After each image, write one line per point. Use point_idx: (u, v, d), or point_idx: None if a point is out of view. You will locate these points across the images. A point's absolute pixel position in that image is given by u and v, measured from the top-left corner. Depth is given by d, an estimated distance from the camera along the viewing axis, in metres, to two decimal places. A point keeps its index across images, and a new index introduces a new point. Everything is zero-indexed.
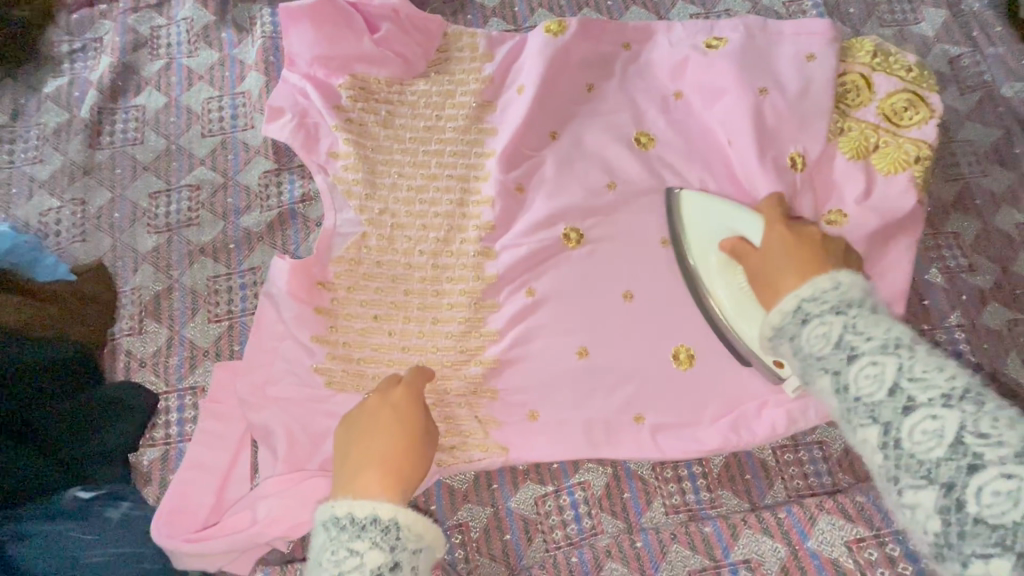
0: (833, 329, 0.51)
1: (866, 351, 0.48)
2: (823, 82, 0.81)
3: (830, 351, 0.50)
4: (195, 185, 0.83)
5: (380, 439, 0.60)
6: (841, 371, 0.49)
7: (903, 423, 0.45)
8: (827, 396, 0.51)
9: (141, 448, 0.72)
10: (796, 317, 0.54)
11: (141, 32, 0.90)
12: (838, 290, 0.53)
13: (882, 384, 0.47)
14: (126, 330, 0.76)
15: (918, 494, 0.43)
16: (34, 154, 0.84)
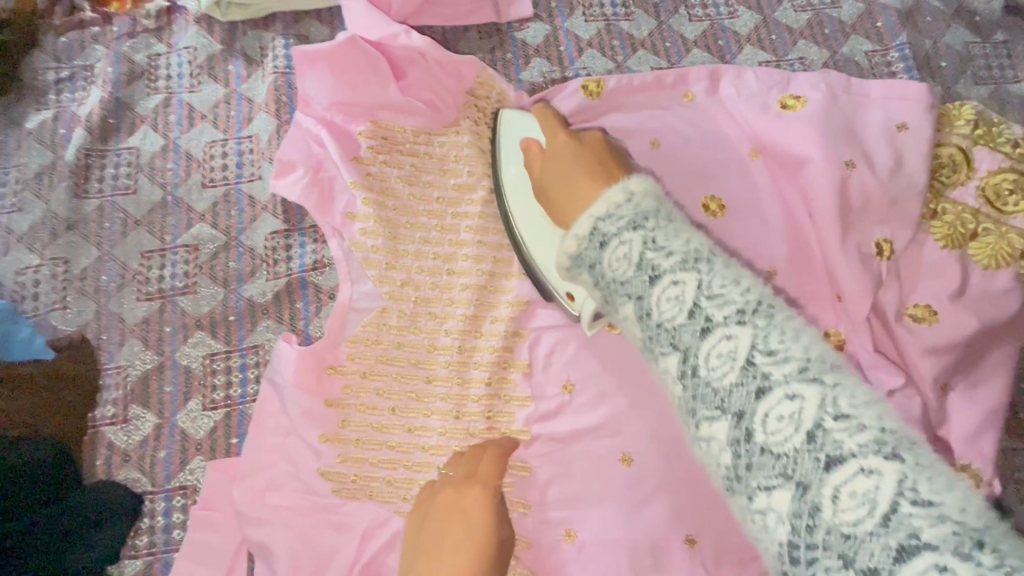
0: (634, 248, 0.35)
1: (666, 268, 0.34)
2: (918, 157, 0.71)
3: (632, 273, 0.35)
4: (194, 245, 0.73)
5: (448, 552, 0.49)
6: (643, 294, 0.34)
7: (701, 345, 0.32)
8: (631, 328, 0.36)
9: (122, 560, 0.63)
10: (593, 240, 0.38)
11: (137, 61, 0.80)
12: (633, 203, 0.38)
13: (682, 304, 0.33)
14: (109, 417, 0.67)
15: (711, 426, 0.31)
16: (12, 201, 0.74)
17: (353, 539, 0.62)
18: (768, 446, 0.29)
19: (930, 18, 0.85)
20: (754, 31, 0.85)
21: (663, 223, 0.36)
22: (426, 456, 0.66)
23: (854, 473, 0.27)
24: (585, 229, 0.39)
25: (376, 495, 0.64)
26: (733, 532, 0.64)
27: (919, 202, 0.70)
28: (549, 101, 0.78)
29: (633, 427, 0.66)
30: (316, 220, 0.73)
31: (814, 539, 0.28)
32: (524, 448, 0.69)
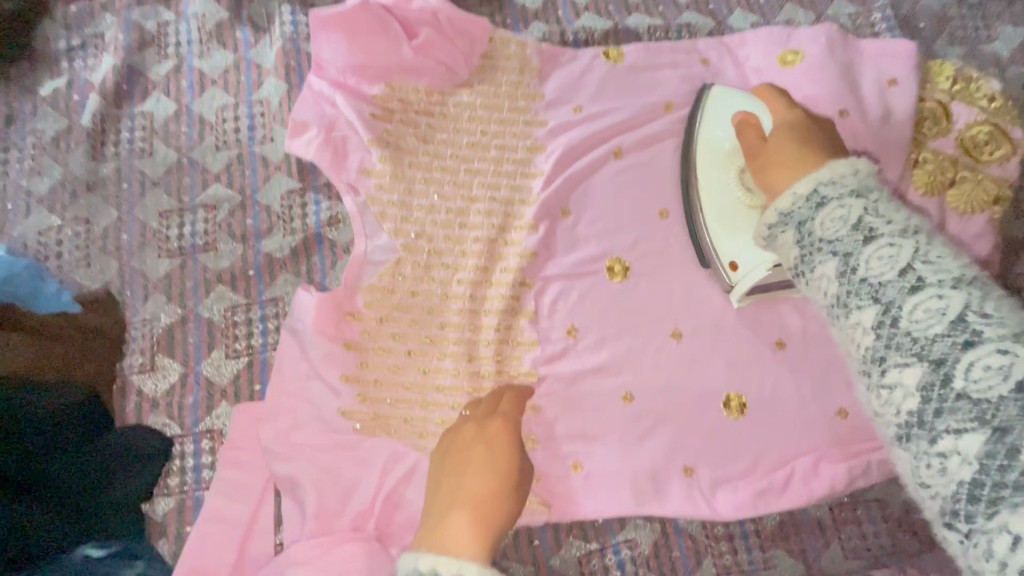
0: (853, 212, 0.39)
1: (885, 232, 0.37)
2: (905, 109, 0.75)
3: (847, 232, 0.38)
4: (211, 205, 0.76)
5: (472, 472, 0.53)
6: (852, 252, 0.38)
7: (904, 298, 0.35)
8: (823, 286, 0.39)
9: (155, 498, 0.67)
10: (810, 201, 0.41)
11: (147, 29, 0.82)
12: (855, 176, 0.41)
13: (894, 263, 0.36)
14: (137, 366, 0.70)
15: (902, 373, 0.34)
16: (31, 164, 0.76)
17: (374, 472, 0.66)
18: (968, 392, 0.31)
19: None
20: None
21: (880, 198, 0.40)
22: (440, 396, 0.70)
23: (992, 351, 0.31)
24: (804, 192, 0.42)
25: (394, 433, 0.68)
26: (728, 459, 0.70)
27: (898, 151, 0.74)
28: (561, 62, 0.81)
29: (638, 364, 0.72)
30: (331, 178, 0.76)
31: (1005, 478, 0.30)
32: (532, 389, 0.72)
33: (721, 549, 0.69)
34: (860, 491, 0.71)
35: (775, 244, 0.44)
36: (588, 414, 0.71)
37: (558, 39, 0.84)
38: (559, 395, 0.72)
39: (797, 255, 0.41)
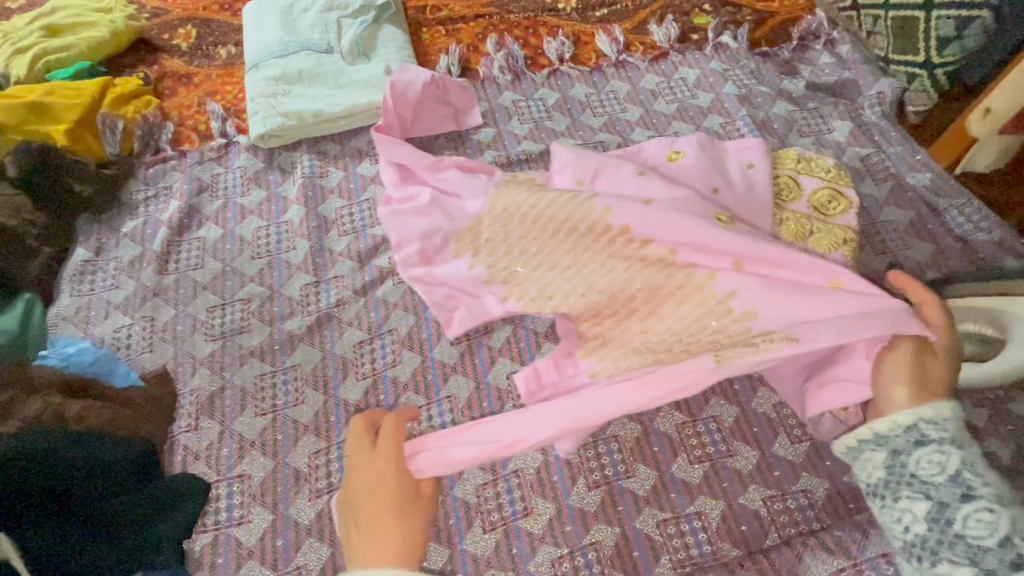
0: (941, 456, 0.60)
1: (973, 484, 0.59)
2: (764, 184, 1.01)
3: (942, 477, 0.60)
4: (247, 299, 0.98)
5: (371, 517, 0.63)
6: (935, 480, 0.60)
7: (958, 507, 0.58)
8: (893, 491, 0.62)
9: (194, 534, 0.81)
10: (911, 434, 0.62)
11: (204, 179, 1.12)
12: (941, 419, 0.62)
13: (944, 471, 0.60)
14: (184, 427, 0.88)
15: (912, 502, 0.61)
16: (111, 282, 1.00)
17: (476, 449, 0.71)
18: None
19: (760, 99, 1.20)
20: (640, 118, 1.20)
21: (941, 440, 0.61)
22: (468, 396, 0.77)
23: None
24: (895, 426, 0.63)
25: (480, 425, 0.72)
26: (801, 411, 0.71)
27: (764, 213, 0.98)
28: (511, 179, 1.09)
29: (671, 336, 0.73)
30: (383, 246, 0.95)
31: None
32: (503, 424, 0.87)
33: (675, 545, 0.80)
34: (788, 484, 0.84)
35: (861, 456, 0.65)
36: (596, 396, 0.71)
37: (505, 161, 1.14)
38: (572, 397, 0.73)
39: (885, 470, 0.63)
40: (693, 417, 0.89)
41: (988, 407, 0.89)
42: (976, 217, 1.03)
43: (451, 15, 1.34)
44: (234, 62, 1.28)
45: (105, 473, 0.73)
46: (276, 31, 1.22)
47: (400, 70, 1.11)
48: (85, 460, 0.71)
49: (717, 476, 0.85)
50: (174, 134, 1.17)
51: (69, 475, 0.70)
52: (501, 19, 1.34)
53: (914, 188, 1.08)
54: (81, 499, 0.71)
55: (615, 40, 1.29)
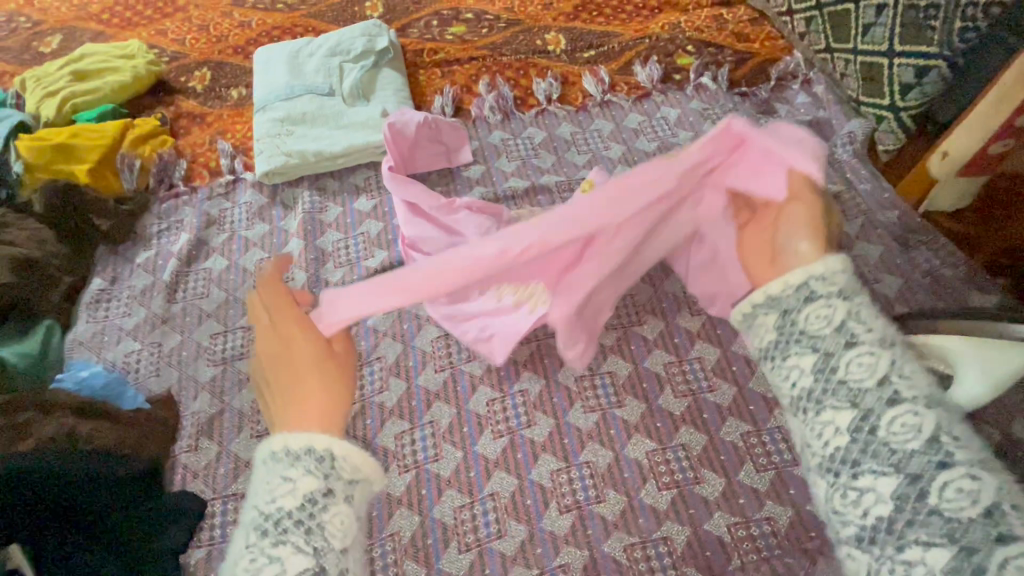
0: (836, 315, 0.56)
1: (865, 340, 0.54)
2: None
3: (831, 334, 0.56)
4: (247, 326, 1.06)
5: (299, 384, 0.59)
6: (837, 353, 0.54)
7: (884, 411, 0.49)
8: (802, 377, 0.55)
9: (191, 549, 0.87)
10: (801, 295, 0.59)
11: (212, 213, 1.20)
12: (837, 280, 0.59)
13: (874, 372, 0.51)
14: (185, 447, 0.94)
15: (836, 412, 0.52)
16: (124, 309, 1.08)
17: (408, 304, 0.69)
18: (941, 507, 0.44)
19: None
20: (622, 155, 1.26)
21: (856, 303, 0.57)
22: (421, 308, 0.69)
23: (963, 475, 0.44)
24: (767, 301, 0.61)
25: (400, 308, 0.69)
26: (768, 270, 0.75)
27: None
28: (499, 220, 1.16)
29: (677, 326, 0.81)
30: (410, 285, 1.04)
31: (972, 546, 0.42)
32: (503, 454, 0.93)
33: (640, 569, 0.84)
34: (751, 512, 0.87)
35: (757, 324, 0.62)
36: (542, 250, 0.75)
37: (492, 198, 1.21)
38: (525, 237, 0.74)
39: (778, 335, 0.59)
40: (663, 445, 0.93)
41: None
42: (943, 253, 1.07)
43: (447, 57, 1.43)
44: (244, 103, 1.38)
45: (115, 488, 0.81)
46: (283, 76, 1.32)
47: (399, 114, 1.20)
48: (98, 477, 0.79)
49: (684, 503, 0.88)
50: (186, 170, 1.26)
51: (81, 491, 0.77)
52: (494, 61, 1.43)
53: (884, 224, 1.12)
54: (90, 514, 0.78)
55: (600, 80, 1.37)
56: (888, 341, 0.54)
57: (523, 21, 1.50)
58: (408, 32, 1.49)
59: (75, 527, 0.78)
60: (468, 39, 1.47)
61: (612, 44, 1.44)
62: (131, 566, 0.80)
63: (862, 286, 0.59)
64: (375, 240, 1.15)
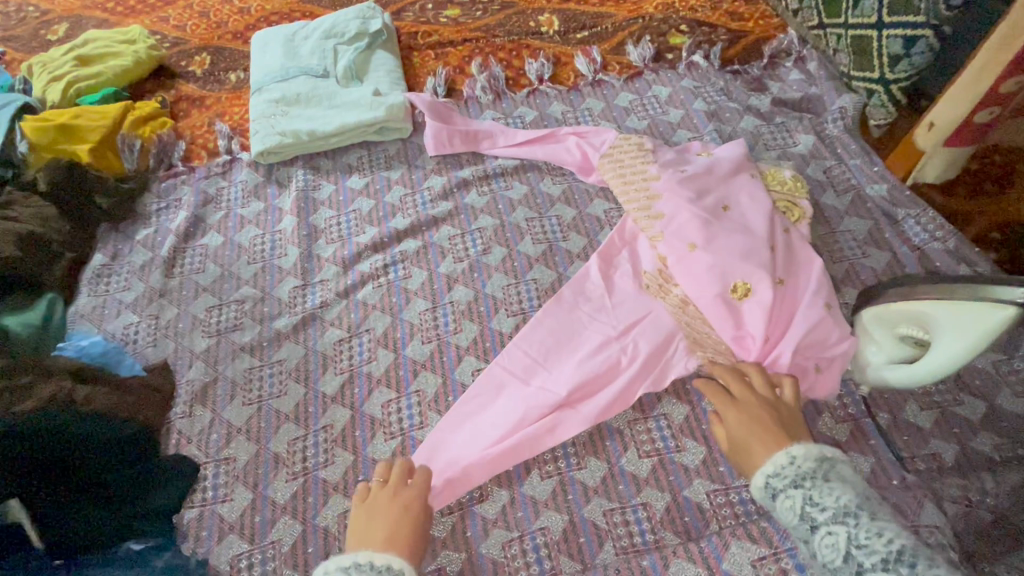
0: (797, 500, 0.70)
1: (823, 522, 0.68)
2: (743, 199, 1.02)
3: (798, 522, 0.70)
4: (241, 300, 1.08)
5: (384, 536, 0.76)
6: (809, 538, 0.69)
7: (815, 539, 0.68)
8: (803, 546, 0.71)
9: (184, 509, 0.90)
10: (769, 490, 0.74)
11: (209, 192, 1.23)
12: (796, 463, 0.73)
13: (795, 513, 0.70)
14: (180, 414, 0.97)
15: (802, 540, 0.71)
16: (124, 284, 1.12)
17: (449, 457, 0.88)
18: None
19: (729, 114, 1.25)
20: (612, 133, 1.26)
21: (817, 485, 0.70)
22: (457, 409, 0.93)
23: None
24: (759, 482, 0.75)
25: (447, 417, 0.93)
26: (751, 313, 0.92)
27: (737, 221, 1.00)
28: (492, 197, 1.18)
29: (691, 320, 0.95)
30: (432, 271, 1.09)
31: None
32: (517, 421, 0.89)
33: (619, 533, 0.85)
34: (730, 479, 0.88)
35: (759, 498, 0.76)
36: (565, 416, 0.89)
37: (482, 174, 1.21)
38: (513, 361, 0.95)
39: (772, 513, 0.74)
40: (645, 414, 0.94)
41: (935, 410, 0.91)
42: (932, 227, 1.06)
43: (441, 40, 1.45)
44: (242, 86, 1.40)
45: (106, 449, 0.83)
46: (278, 58, 1.34)
47: (414, 96, 1.27)
48: (88, 438, 0.81)
49: (664, 470, 0.89)
50: (185, 151, 1.30)
51: (72, 449, 0.80)
52: (487, 42, 1.44)
53: (874, 199, 1.11)
54: (84, 471, 0.81)
55: (592, 60, 1.37)
56: (847, 512, 0.67)
57: (517, 4, 1.51)
58: (403, 16, 1.51)
59: (75, 484, 0.81)
60: (462, 21, 1.48)
61: (606, 24, 1.45)
62: (125, 523, 0.82)
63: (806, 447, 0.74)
64: (366, 217, 1.17)
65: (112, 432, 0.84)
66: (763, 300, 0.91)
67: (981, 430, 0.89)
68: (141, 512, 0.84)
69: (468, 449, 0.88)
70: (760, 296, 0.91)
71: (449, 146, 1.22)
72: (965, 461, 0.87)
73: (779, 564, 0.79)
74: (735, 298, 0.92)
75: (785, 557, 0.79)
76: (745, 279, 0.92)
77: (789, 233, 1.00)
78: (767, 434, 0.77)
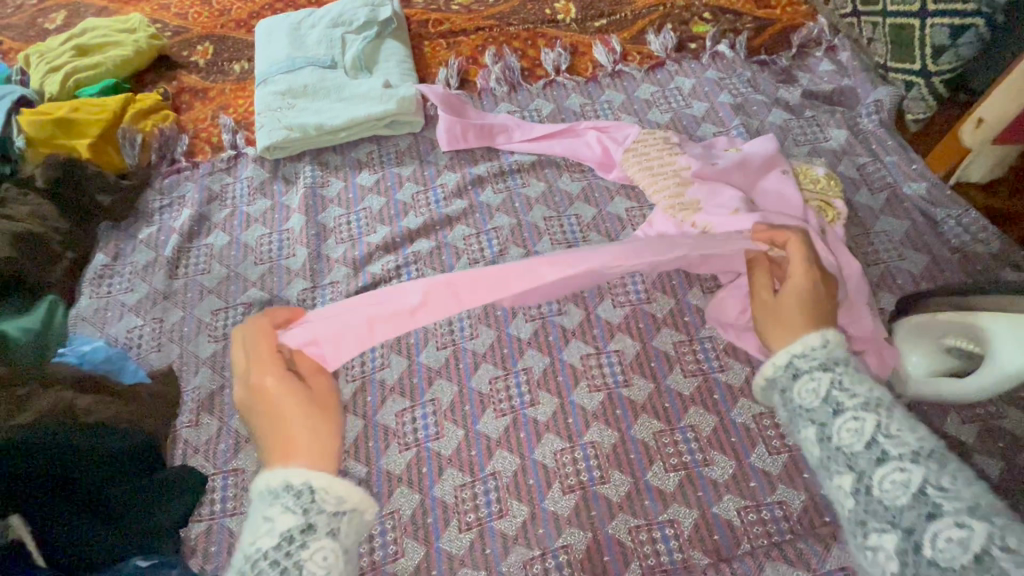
0: (823, 384, 0.65)
1: (850, 407, 0.62)
2: (779, 194, 0.97)
3: (818, 404, 0.64)
4: (248, 303, 1.04)
5: (293, 424, 0.66)
6: (827, 421, 0.63)
7: (835, 424, 0.62)
8: (812, 445, 0.64)
9: (191, 523, 0.86)
10: (788, 370, 0.69)
11: (214, 189, 1.19)
12: (825, 349, 0.68)
13: (817, 395, 0.65)
14: (187, 423, 0.94)
15: (813, 433, 0.64)
16: (127, 285, 1.08)
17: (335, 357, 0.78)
18: (934, 554, 0.51)
19: (756, 107, 1.19)
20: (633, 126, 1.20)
21: (845, 370, 0.65)
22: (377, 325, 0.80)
23: (948, 522, 0.51)
24: (781, 359, 0.70)
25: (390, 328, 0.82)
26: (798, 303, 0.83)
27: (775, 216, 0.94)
28: (508, 194, 1.13)
29: None
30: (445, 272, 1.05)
31: None
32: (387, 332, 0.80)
33: (646, 552, 0.81)
34: (762, 495, 0.84)
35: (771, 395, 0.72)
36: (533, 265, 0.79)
37: (498, 170, 1.15)
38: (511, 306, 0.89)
39: (789, 413, 0.67)
40: (672, 425, 0.90)
41: (979, 423, 0.87)
42: (973, 228, 1.01)
43: (453, 28, 1.39)
44: (246, 77, 1.35)
45: (113, 461, 0.80)
46: (283, 48, 1.28)
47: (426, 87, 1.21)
48: (93, 451, 0.78)
49: (692, 485, 0.85)
50: (188, 146, 1.25)
51: (75, 463, 0.76)
52: (501, 30, 1.37)
53: (911, 198, 1.06)
54: (89, 484, 0.77)
55: (612, 50, 1.31)
56: (873, 403, 0.62)
57: None
58: (413, 3, 1.44)
59: (75, 501, 0.76)
60: (474, 9, 1.42)
61: (625, 12, 1.38)
62: (134, 541, 0.79)
63: (840, 337, 0.69)
64: (376, 215, 1.12)
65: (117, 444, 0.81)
66: None
67: None
68: (150, 529, 0.81)
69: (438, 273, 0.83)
70: None
71: (463, 141, 1.17)
72: (1011, 478, 0.82)
73: None
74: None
75: None
76: None
77: (827, 235, 0.94)
78: (812, 311, 0.72)
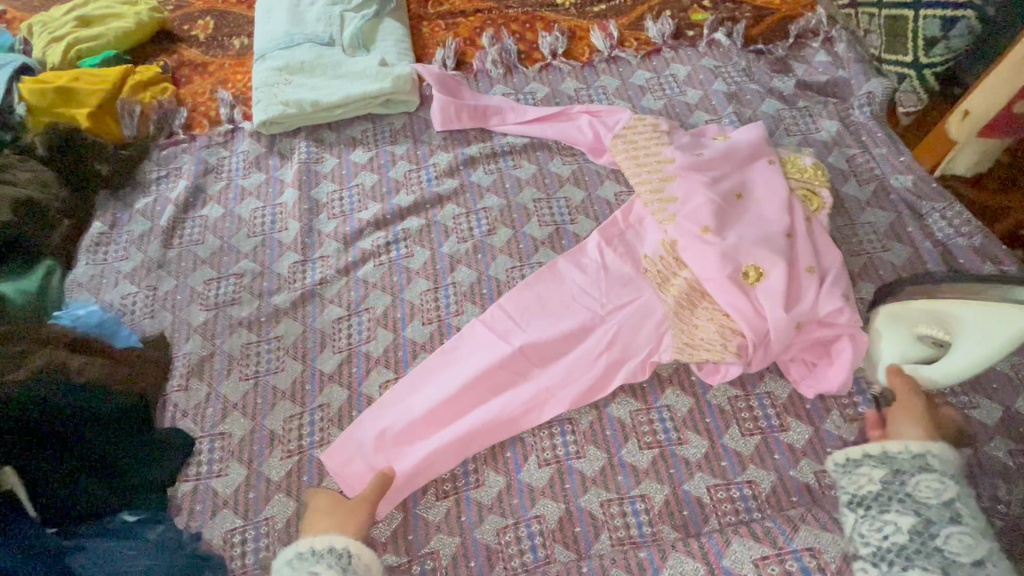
0: (946, 489, 0.70)
1: (967, 522, 0.68)
2: (760, 185, 0.98)
3: (937, 504, 0.69)
4: (241, 274, 1.06)
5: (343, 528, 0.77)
6: (939, 521, 0.68)
7: (944, 526, 0.68)
8: (894, 531, 0.70)
9: (178, 482, 0.88)
10: (915, 461, 0.73)
11: (210, 162, 1.20)
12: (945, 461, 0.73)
13: (938, 495, 0.70)
14: (176, 387, 0.96)
15: (899, 519, 0.70)
16: (122, 253, 1.10)
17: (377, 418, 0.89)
18: None
19: (750, 96, 1.20)
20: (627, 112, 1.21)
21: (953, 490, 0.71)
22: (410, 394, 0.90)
23: None
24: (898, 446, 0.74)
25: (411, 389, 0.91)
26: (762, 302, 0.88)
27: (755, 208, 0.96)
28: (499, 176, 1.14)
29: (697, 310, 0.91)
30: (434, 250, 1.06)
31: None
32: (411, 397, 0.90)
33: (616, 524, 0.83)
34: (732, 474, 0.86)
35: (855, 472, 0.76)
36: (541, 400, 0.89)
37: (490, 152, 1.17)
38: (495, 318, 0.95)
39: (878, 491, 0.73)
40: (648, 405, 0.92)
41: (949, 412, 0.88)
42: (957, 222, 1.02)
43: (452, 10, 1.39)
44: (245, 52, 1.36)
45: (98, 421, 0.83)
46: (283, 24, 1.29)
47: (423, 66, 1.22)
48: (77, 410, 0.80)
49: (665, 462, 0.87)
50: (186, 119, 1.26)
51: (60, 420, 0.79)
52: (500, 13, 1.38)
53: (898, 190, 1.06)
54: (78, 442, 0.81)
55: (609, 35, 1.31)
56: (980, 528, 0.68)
57: None
58: None
59: (64, 455, 0.80)
60: None
61: None
62: (118, 497, 0.82)
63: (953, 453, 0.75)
64: (369, 192, 1.14)
65: (103, 404, 0.83)
66: (776, 286, 0.87)
67: (995, 434, 0.86)
68: (137, 487, 0.84)
69: (442, 395, 0.89)
70: (770, 284, 0.88)
71: (456, 121, 1.18)
72: (978, 466, 0.84)
73: (783, 565, 0.76)
74: (746, 283, 0.89)
75: (789, 557, 0.77)
76: (757, 263, 0.89)
77: (809, 223, 0.96)
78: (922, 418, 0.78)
